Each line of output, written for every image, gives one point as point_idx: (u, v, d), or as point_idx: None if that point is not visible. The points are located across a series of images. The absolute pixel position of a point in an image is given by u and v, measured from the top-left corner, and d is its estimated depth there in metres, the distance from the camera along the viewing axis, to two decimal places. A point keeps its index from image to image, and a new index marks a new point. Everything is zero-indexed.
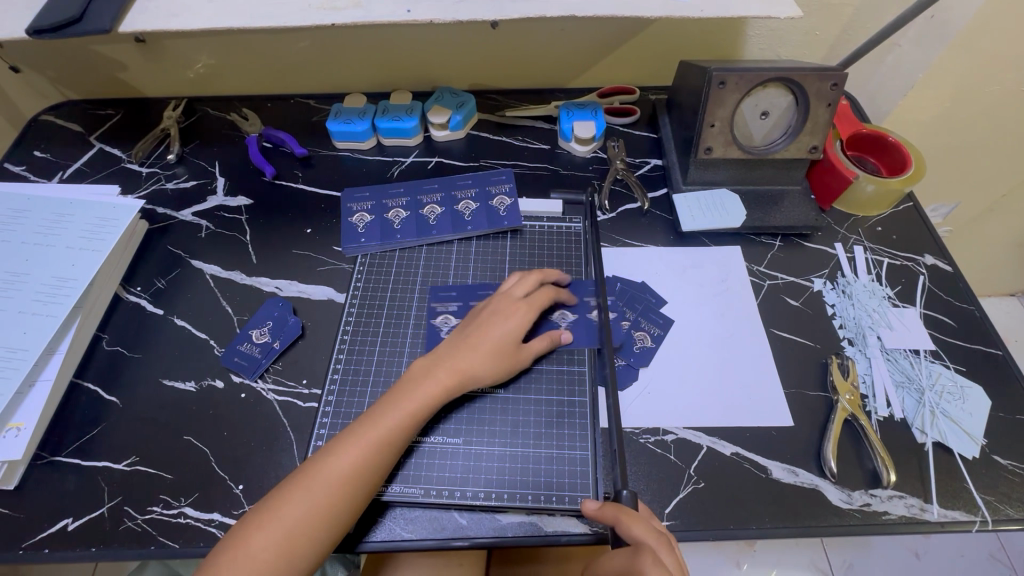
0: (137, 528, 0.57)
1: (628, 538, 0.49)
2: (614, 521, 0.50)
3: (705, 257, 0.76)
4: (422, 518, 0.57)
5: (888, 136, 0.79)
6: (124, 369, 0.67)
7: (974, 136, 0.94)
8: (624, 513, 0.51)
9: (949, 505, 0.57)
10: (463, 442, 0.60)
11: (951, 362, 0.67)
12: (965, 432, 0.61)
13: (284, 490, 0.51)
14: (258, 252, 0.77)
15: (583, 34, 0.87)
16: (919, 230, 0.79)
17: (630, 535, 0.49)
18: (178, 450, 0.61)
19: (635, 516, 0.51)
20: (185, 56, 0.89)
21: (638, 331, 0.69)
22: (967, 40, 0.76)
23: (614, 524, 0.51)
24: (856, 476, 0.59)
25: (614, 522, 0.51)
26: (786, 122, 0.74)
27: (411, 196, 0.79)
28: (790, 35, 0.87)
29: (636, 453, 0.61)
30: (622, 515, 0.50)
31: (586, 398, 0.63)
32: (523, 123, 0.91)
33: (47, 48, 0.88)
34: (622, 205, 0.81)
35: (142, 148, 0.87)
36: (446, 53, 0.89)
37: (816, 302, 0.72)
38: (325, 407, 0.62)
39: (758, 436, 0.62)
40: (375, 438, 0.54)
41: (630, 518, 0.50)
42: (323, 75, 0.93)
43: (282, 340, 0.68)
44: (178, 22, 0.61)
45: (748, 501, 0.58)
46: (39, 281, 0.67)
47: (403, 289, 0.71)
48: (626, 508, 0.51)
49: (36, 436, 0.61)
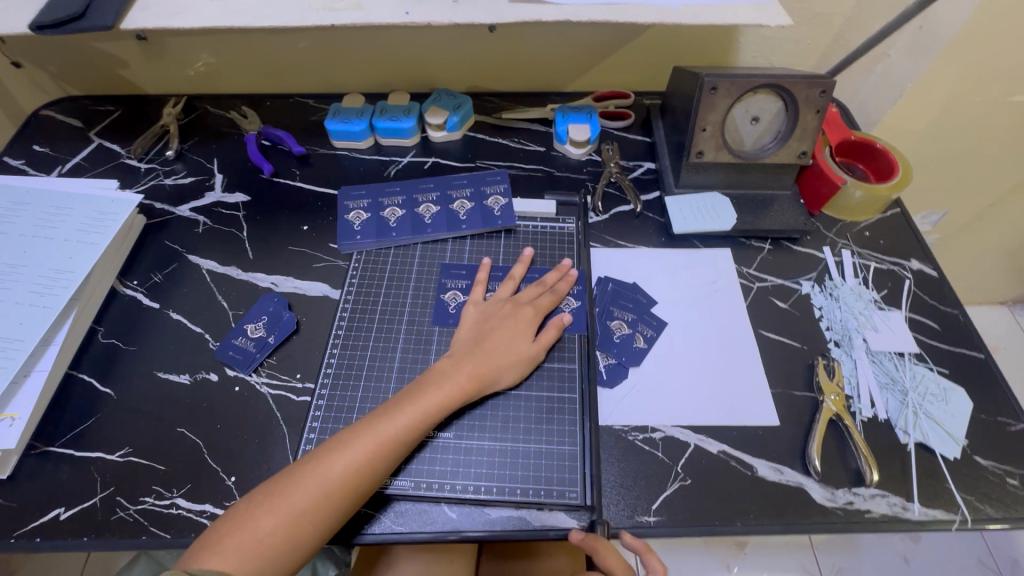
0: (129, 518, 0.58)
1: (601, 568, 0.54)
2: (591, 552, 0.54)
3: (696, 260, 0.77)
4: (412, 512, 0.57)
5: (877, 143, 0.80)
6: (119, 361, 0.68)
7: (962, 145, 0.96)
8: (605, 547, 0.54)
9: (930, 504, 0.58)
10: (455, 436, 0.60)
11: (935, 365, 0.68)
12: (947, 434, 0.62)
13: (292, 475, 0.52)
14: (255, 248, 0.77)
15: (579, 38, 0.89)
16: (906, 236, 0.80)
17: (603, 565, 0.53)
18: (171, 441, 0.62)
19: (608, 545, 0.54)
20: (186, 53, 0.90)
21: (615, 321, 0.70)
22: (953, 50, 0.78)
23: (591, 554, 0.54)
24: (840, 475, 0.60)
25: (591, 553, 0.54)
26: (775, 128, 0.76)
27: (407, 195, 0.80)
28: (782, 43, 0.89)
29: (624, 449, 0.61)
30: (601, 550, 0.53)
31: (576, 394, 0.64)
32: (519, 126, 0.92)
33: (48, 44, 0.89)
34: (615, 207, 0.82)
35: (141, 144, 0.87)
36: (443, 56, 0.91)
37: (804, 304, 0.73)
38: (318, 401, 0.63)
39: (744, 435, 0.63)
40: (387, 431, 0.54)
41: (606, 548, 0.54)
42: (322, 74, 0.94)
43: (277, 335, 0.69)
44: (178, 20, 0.62)
45: (734, 498, 0.59)
46: (36, 273, 0.68)
47: (397, 286, 0.72)
48: (604, 541, 0.54)
49: (30, 426, 0.62)
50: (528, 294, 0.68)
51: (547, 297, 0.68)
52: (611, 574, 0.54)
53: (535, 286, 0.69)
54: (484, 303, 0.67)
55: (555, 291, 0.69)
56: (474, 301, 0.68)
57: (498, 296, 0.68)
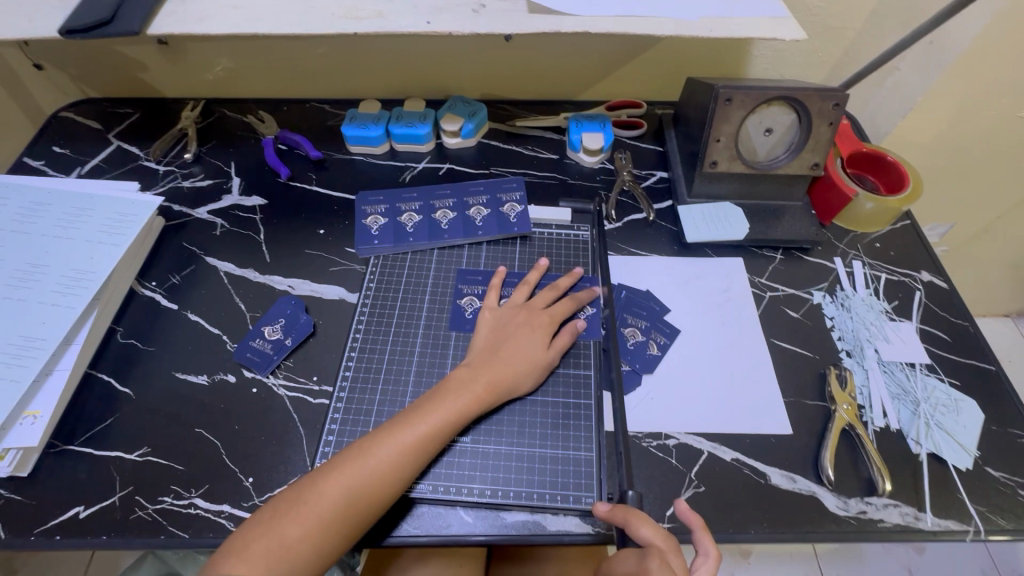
0: (148, 518, 0.58)
1: (636, 540, 0.51)
2: (624, 523, 0.51)
3: (708, 268, 0.78)
4: (429, 515, 0.58)
5: (888, 156, 0.81)
6: (138, 361, 0.69)
7: (969, 159, 0.97)
8: (636, 514, 0.52)
9: (943, 514, 0.59)
10: (472, 441, 0.61)
11: (946, 376, 0.69)
12: (958, 444, 0.63)
13: (315, 481, 0.52)
14: (272, 251, 0.78)
15: (593, 49, 0.90)
16: (916, 248, 0.81)
17: (639, 536, 0.50)
18: (190, 442, 0.63)
19: (644, 518, 0.52)
20: (205, 58, 0.91)
21: (628, 328, 0.71)
22: (962, 66, 0.79)
23: (623, 525, 0.52)
24: (852, 484, 0.61)
25: (624, 524, 0.51)
26: (788, 140, 0.77)
27: (423, 201, 0.81)
28: (794, 56, 0.90)
29: (639, 456, 0.62)
30: (632, 518, 0.51)
31: (591, 400, 0.64)
32: (532, 133, 0.93)
33: (70, 47, 0.90)
34: (628, 216, 0.83)
35: (159, 147, 0.89)
36: (459, 64, 0.92)
37: (816, 314, 0.74)
38: (336, 403, 0.64)
39: (757, 443, 0.63)
40: (408, 440, 0.55)
41: (639, 519, 0.51)
42: (339, 80, 0.95)
43: (294, 338, 0.69)
44: (204, 26, 0.63)
45: (748, 505, 0.59)
46: (58, 273, 0.68)
47: (414, 291, 0.73)
48: (636, 512, 0.52)
49: (51, 425, 0.63)
50: (543, 300, 0.69)
51: (564, 303, 0.69)
52: (650, 546, 0.50)
53: (550, 293, 0.70)
54: (498, 309, 0.68)
55: (574, 297, 0.69)
56: (489, 308, 0.68)
57: (513, 301, 0.69)
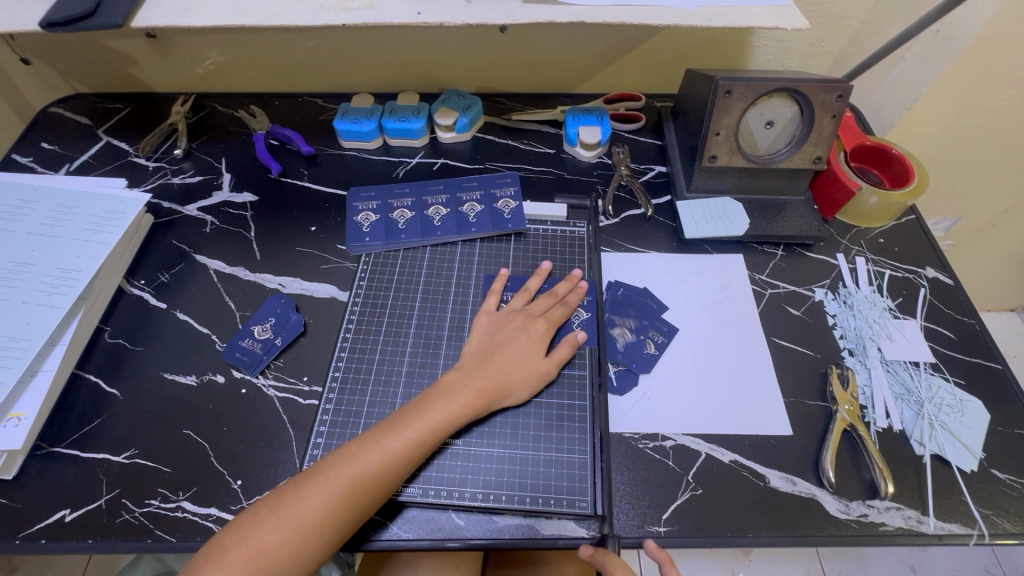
0: (135, 521, 0.57)
1: None
2: (602, 568, 0.53)
3: (707, 265, 0.76)
4: (419, 518, 0.57)
5: (893, 149, 0.79)
6: (126, 361, 0.68)
7: (977, 151, 0.95)
8: (612, 559, 0.53)
9: (946, 518, 0.57)
10: (464, 443, 0.60)
11: (951, 375, 0.67)
12: (963, 446, 0.61)
13: (298, 487, 0.51)
14: (262, 248, 0.77)
15: (590, 40, 0.88)
16: (921, 243, 0.79)
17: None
18: (177, 443, 0.62)
19: (622, 565, 0.53)
20: (195, 52, 0.90)
21: (620, 330, 0.69)
22: (970, 55, 0.76)
23: (602, 570, 0.53)
24: (854, 487, 0.59)
25: (602, 569, 0.53)
26: (791, 132, 0.74)
27: (416, 197, 0.79)
28: (795, 47, 0.88)
29: (635, 459, 0.61)
30: (608, 564, 0.53)
31: (586, 402, 0.63)
32: (528, 127, 0.92)
33: (59, 42, 0.89)
34: (626, 211, 0.82)
35: (149, 143, 0.87)
36: (453, 56, 0.90)
37: (817, 312, 0.72)
38: (326, 404, 0.63)
39: (756, 444, 0.62)
40: (396, 446, 0.54)
41: (617, 565, 0.53)
42: (331, 73, 0.94)
43: (284, 337, 0.68)
44: (188, 18, 0.62)
45: (746, 508, 0.58)
46: (44, 272, 0.67)
47: (406, 289, 0.72)
48: (615, 556, 0.54)
49: (37, 426, 0.62)
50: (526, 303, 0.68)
51: (558, 311, 0.67)
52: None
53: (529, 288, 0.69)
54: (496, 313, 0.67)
55: (566, 302, 0.68)
56: (489, 311, 0.67)
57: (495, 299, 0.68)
